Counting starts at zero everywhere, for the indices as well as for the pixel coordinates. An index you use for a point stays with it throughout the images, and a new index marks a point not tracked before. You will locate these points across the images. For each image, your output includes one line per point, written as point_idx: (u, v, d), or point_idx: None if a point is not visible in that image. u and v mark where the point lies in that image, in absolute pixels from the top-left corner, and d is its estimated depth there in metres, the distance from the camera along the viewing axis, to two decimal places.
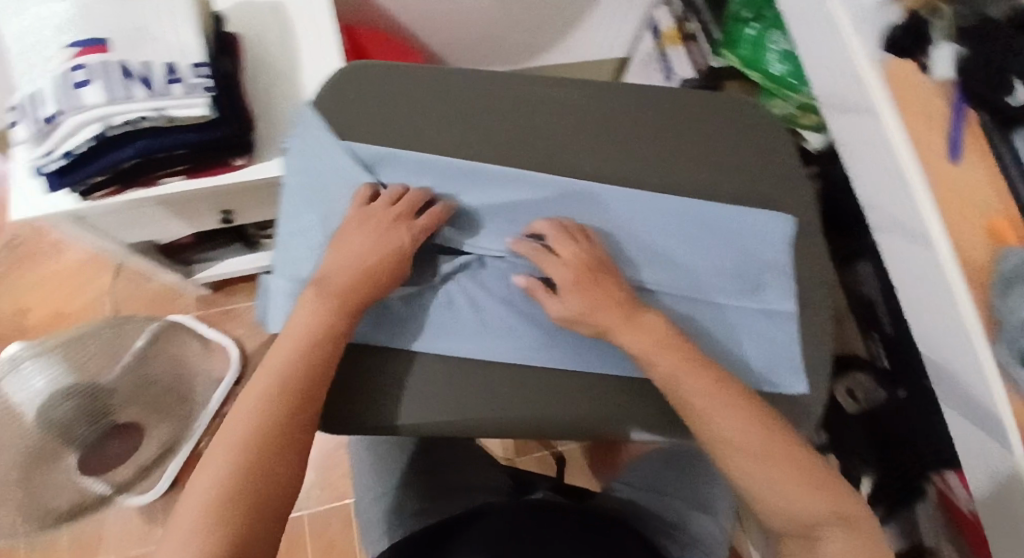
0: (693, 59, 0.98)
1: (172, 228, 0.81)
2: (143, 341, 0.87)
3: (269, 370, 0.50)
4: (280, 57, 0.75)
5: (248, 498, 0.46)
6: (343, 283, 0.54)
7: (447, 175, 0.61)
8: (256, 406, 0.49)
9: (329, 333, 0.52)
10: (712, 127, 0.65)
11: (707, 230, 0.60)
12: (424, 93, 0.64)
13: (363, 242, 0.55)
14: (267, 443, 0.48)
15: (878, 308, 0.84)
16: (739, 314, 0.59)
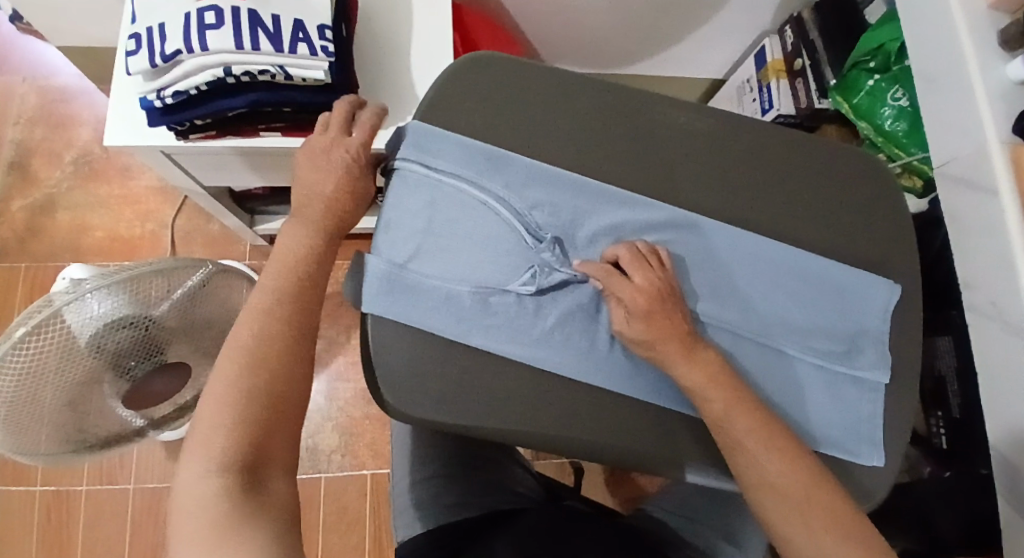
0: (796, 97, 0.95)
1: (252, 178, 0.81)
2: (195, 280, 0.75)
3: (265, 287, 0.51)
4: (391, 27, 0.74)
5: (258, 400, 0.47)
6: (317, 208, 0.54)
7: (566, 188, 0.59)
8: (251, 326, 0.49)
9: (312, 254, 0.53)
10: (832, 181, 0.63)
11: (816, 290, 0.60)
12: (548, 98, 0.61)
13: (321, 169, 0.55)
14: (269, 350, 0.49)
15: (949, 387, 0.81)
16: (830, 379, 0.58)
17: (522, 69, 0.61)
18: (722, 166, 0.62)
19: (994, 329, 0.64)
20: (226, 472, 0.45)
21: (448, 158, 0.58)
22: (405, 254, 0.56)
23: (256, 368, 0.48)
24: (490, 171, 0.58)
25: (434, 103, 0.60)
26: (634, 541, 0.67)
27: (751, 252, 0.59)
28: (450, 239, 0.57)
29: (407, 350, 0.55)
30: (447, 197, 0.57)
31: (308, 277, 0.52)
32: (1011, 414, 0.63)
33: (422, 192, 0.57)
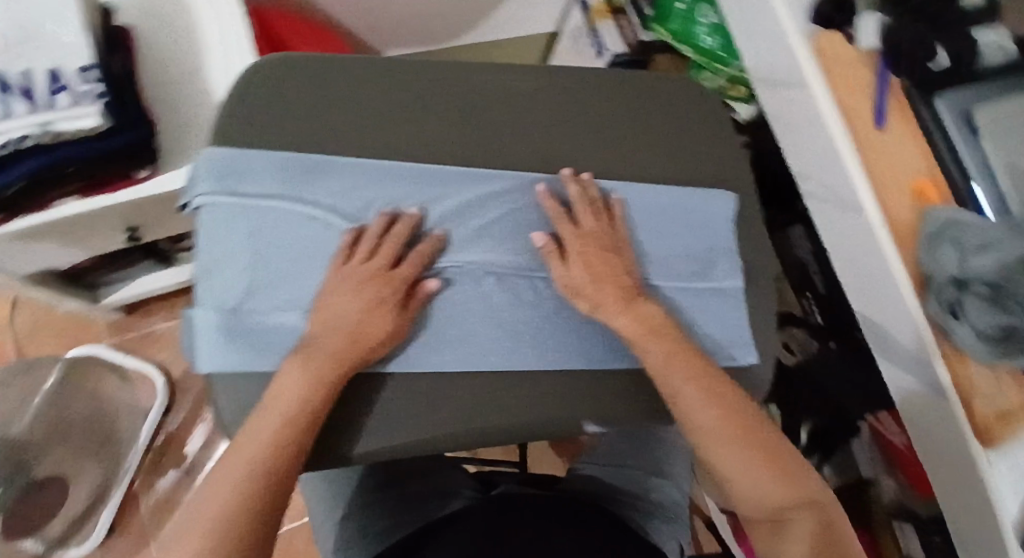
0: (625, 35, 0.95)
1: (76, 251, 0.74)
2: (53, 380, 0.84)
3: (260, 441, 0.49)
4: (188, 59, 0.70)
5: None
6: (328, 347, 0.52)
7: (392, 178, 0.58)
8: (232, 487, 0.48)
9: (307, 406, 0.50)
10: (651, 102, 0.64)
11: (657, 216, 0.61)
12: (348, 88, 0.59)
13: (348, 302, 0.53)
14: (249, 507, 0.47)
15: (811, 268, 0.88)
16: (689, 294, 0.61)
17: (316, 68, 0.59)
18: (546, 118, 0.62)
19: (833, 207, 0.69)
20: None
21: (260, 183, 0.56)
22: (238, 295, 0.54)
23: (231, 534, 0.46)
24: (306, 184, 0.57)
25: (229, 125, 0.57)
26: (570, 516, 0.67)
27: (587, 194, 0.60)
28: (282, 268, 0.55)
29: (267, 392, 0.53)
30: (269, 225, 0.55)
31: (302, 436, 0.50)
32: (861, 280, 0.69)
33: (240, 226, 0.55)
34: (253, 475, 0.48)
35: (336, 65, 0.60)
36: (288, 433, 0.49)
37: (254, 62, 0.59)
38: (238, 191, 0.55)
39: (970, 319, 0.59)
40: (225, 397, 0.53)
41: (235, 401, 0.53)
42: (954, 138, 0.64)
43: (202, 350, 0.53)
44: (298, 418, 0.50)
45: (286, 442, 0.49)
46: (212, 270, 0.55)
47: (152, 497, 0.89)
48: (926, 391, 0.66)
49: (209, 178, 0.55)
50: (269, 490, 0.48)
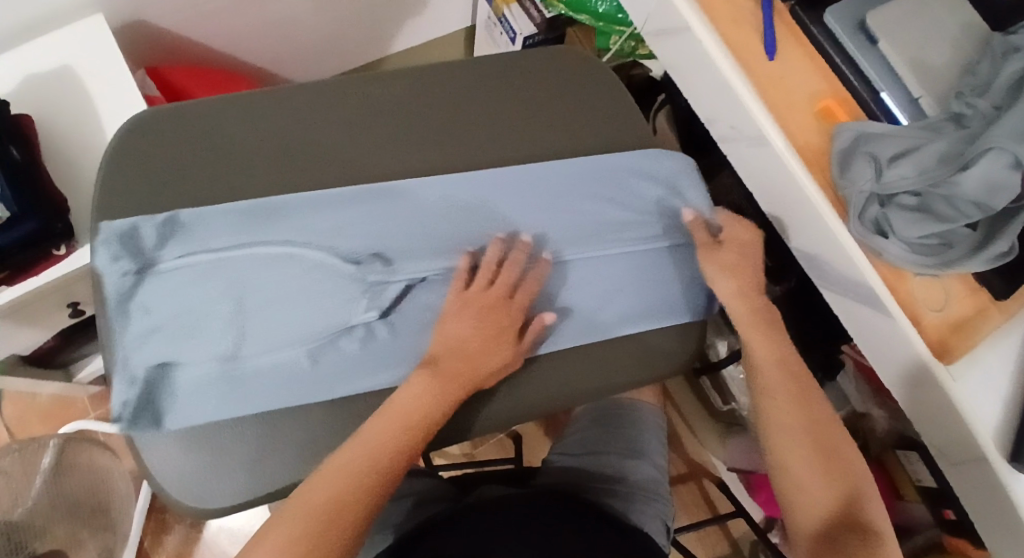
0: (530, 15, 0.93)
1: (29, 336, 0.77)
2: (49, 457, 0.81)
3: (385, 436, 0.53)
4: (80, 128, 0.71)
5: (342, 528, 0.49)
6: (455, 365, 0.57)
7: (347, 200, 0.60)
8: (362, 468, 0.52)
9: (427, 415, 0.55)
10: (523, 91, 0.68)
11: (611, 185, 0.66)
12: (222, 134, 0.61)
13: (469, 327, 0.58)
14: (369, 488, 0.51)
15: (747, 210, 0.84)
16: (649, 250, 0.65)
17: (180, 122, 0.61)
18: (425, 129, 0.65)
19: (743, 147, 0.66)
20: None
21: (222, 235, 0.58)
22: (231, 342, 0.56)
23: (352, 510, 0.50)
24: (276, 219, 0.59)
25: (106, 199, 0.59)
26: (543, 499, 0.67)
27: (470, 196, 0.63)
28: (262, 312, 0.57)
29: (187, 446, 0.56)
30: (242, 273, 0.57)
31: (417, 443, 0.54)
32: (786, 215, 0.66)
33: (213, 279, 0.57)
34: (366, 470, 0.52)
35: (197, 112, 0.62)
36: (406, 442, 0.54)
37: (123, 126, 0.61)
38: (203, 249, 0.57)
39: (898, 235, 0.58)
40: (155, 457, 0.56)
41: (159, 460, 0.56)
42: (852, 50, 0.62)
43: (192, 408, 0.56)
44: (418, 426, 0.54)
45: (408, 444, 0.54)
46: (190, 328, 0.57)
47: (164, 554, 0.95)
48: (874, 319, 0.62)
49: (174, 242, 0.57)
50: (376, 486, 0.52)
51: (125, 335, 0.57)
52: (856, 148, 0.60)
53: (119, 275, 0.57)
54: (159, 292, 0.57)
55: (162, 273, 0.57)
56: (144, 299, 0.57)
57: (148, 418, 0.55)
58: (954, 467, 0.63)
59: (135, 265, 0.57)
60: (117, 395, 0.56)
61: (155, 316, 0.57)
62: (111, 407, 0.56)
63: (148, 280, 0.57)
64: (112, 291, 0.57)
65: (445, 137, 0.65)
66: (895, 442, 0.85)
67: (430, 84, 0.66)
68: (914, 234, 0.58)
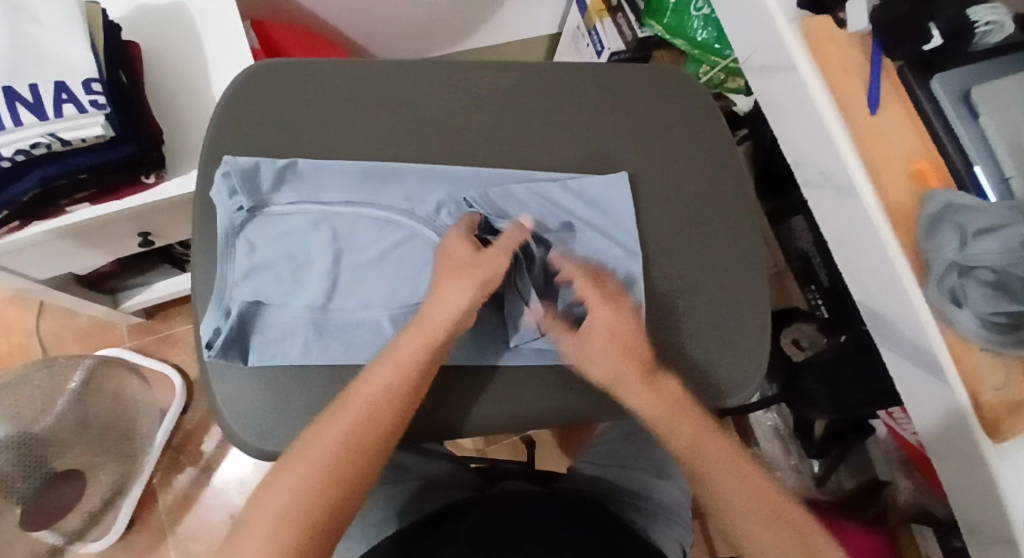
0: (623, 32, 0.93)
1: (92, 256, 0.77)
2: (77, 381, 0.81)
3: (380, 381, 0.50)
4: (185, 63, 0.72)
5: (342, 474, 0.47)
6: (440, 323, 0.53)
7: (456, 179, 0.62)
8: (359, 413, 0.49)
9: (424, 362, 0.52)
10: (626, 101, 0.69)
11: (710, 212, 0.67)
12: (340, 96, 0.64)
13: (462, 290, 0.54)
14: (370, 434, 0.49)
15: (814, 261, 0.87)
16: (733, 279, 0.66)
17: (297, 77, 0.64)
18: (523, 124, 0.66)
19: (830, 195, 0.68)
20: (285, 525, 0.44)
21: (337, 189, 0.59)
22: (325, 294, 0.58)
23: (351, 456, 0.48)
24: (386, 184, 0.60)
25: (218, 138, 0.62)
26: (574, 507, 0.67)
27: (563, 198, 0.64)
28: (359, 271, 0.58)
29: (256, 385, 0.57)
30: (348, 228, 0.59)
31: (410, 396, 0.51)
32: (861, 268, 0.67)
33: (319, 229, 0.59)
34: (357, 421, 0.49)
35: (315, 70, 0.64)
36: (407, 388, 0.51)
37: (248, 69, 0.64)
38: (315, 200, 0.59)
39: (971, 306, 0.59)
40: (217, 388, 0.57)
41: (226, 391, 0.57)
42: (952, 120, 0.63)
43: (272, 348, 0.56)
44: (410, 377, 0.51)
45: (410, 389, 0.51)
46: (286, 272, 0.58)
47: (171, 494, 0.95)
48: (930, 384, 0.63)
49: (290, 188, 0.59)
50: (372, 438, 0.49)
51: (226, 267, 0.58)
52: (943, 215, 0.61)
53: (232, 208, 0.58)
54: (267, 232, 0.58)
55: (272, 215, 0.59)
56: (250, 235, 0.58)
57: (235, 351, 0.56)
58: (982, 546, 0.63)
59: (248, 202, 0.58)
60: (209, 324, 0.56)
61: (258, 254, 0.58)
62: (199, 335, 0.56)
63: (258, 218, 0.59)
64: (222, 223, 0.58)
65: (542, 134, 0.66)
66: (914, 516, 0.86)
67: (534, 82, 0.68)
68: (987, 308, 0.58)
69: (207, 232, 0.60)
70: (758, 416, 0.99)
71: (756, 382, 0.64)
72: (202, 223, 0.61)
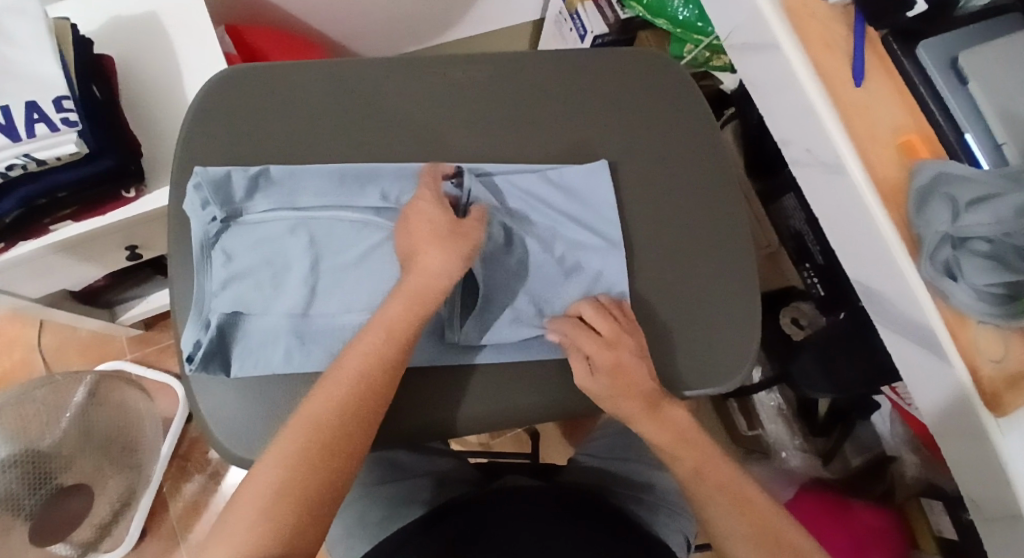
0: (605, 15, 0.92)
1: (84, 272, 0.78)
2: (81, 395, 0.81)
3: (366, 352, 0.51)
4: (159, 74, 0.72)
5: (337, 449, 0.48)
6: (420, 292, 0.53)
7: None
8: (350, 385, 0.50)
9: (410, 330, 0.52)
10: (603, 88, 0.68)
11: (693, 197, 0.66)
12: (311, 99, 0.63)
13: (438, 258, 0.53)
14: (361, 407, 0.49)
15: (807, 239, 0.86)
16: (719, 266, 0.65)
17: (265, 84, 0.63)
18: (499, 118, 0.65)
19: (817, 172, 0.66)
20: (286, 502, 0.45)
21: (312, 193, 0.59)
22: (304, 300, 0.58)
23: (345, 430, 0.48)
24: (362, 187, 0.60)
25: (192, 150, 0.62)
26: (572, 500, 0.67)
27: (542, 191, 0.64)
28: (337, 275, 0.58)
29: (241, 396, 0.57)
30: (325, 233, 0.59)
31: (395, 364, 0.51)
32: (851, 245, 0.66)
33: (295, 235, 0.58)
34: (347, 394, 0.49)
35: (286, 74, 0.64)
36: (394, 357, 0.51)
37: (218, 78, 0.64)
38: (290, 206, 0.59)
39: (967, 279, 0.58)
40: (203, 400, 0.57)
41: (211, 403, 0.57)
42: (941, 88, 0.61)
43: (254, 357, 0.57)
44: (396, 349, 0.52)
45: (396, 357, 0.51)
46: (264, 280, 0.58)
47: (180, 501, 0.96)
48: (927, 360, 0.62)
49: (264, 195, 0.59)
50: (364, 410, 0.49)
51: (203, 279, 0.58)
52: (934, 187, 0.59)
53: (206, 219, 0.58)
54: (241, 241, 0.58)
55: (247, 224, 0.59)
56: (225, 246, 0.58)
57: (217, 363, 0.56)
58: (988, 521, 0.62)
59: (222, 213, 0.58)
60: (189, 336, 0.57)
61: (235, 264, 0.58)
62: (181, 348, 0.57)
63: (233, 227, 0.59)
64: (197, 235, 0.58)
65: (520, 126, 0.66)
66: (923, 491, 0.85)
67: (509, 74, 0.67)
68: (982, 280, 0.57)
69: (185, 245, 0.61)
70: (762, 397, 0.99)
71: (745, 370, 0.63)
72: (179, 236, 0.61)
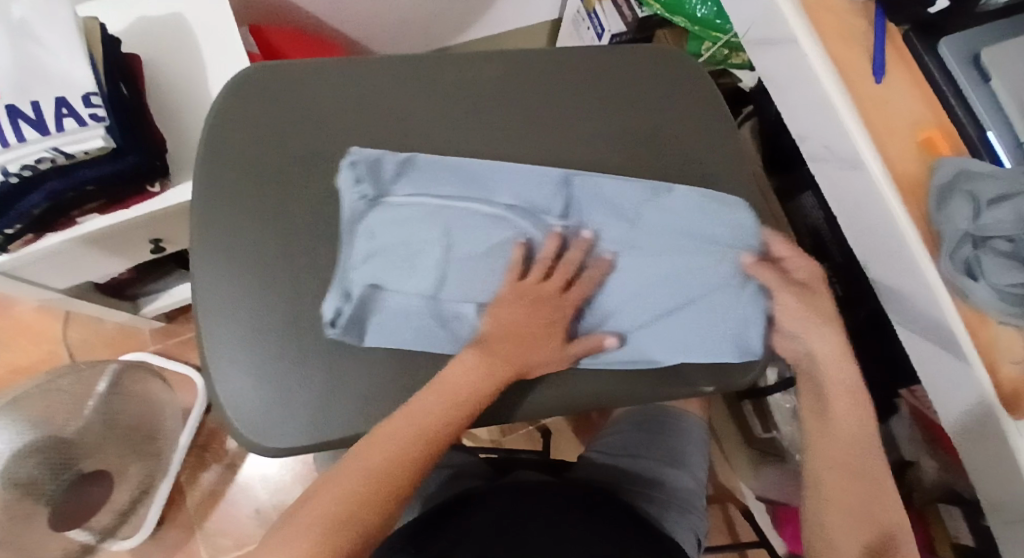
0: (623, 14, 0.94)
1: (108, 265, 0.79)
2: (106, 384, 0.81)
3: (483, 348, 0.56)
4: (181, 69, 0.74)
5: (428, 440, 0.52)
6: (519, 321, 0.57)
7: (493, 175, 0.62)
8: (467, 378, 0.55)
9: (523, 325, 0.57)
10: (618, 81, 0.68)
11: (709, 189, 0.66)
12: (327, 91, 0.64)
13: (512, 314, 0.57)
14: (464, 404, 0.54)
15: (825, 237, 0.84)
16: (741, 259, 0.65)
17: (281, 77, 0.65)
18: (514, 113, 0.66)
19: (834, 169, 0.66)
20: (376, 475, 0.50)
21: (449, 185, 0.61)
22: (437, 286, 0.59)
23: (444, 420, 0.53)
24: (502, 186, 0.61)
25: (213, 137, 0.63)
26: (581, 494, 0.67)
27: (659, 197, 0.62)
28: (467, 266, 0.60)
29: (258, 383, 0.58)
30: (460, 224, 0.60)
31: (462, 419, 0.54)
32: (868, 243, 0.66)
33: (434, 224, 0.60)
34: (418, 437, 0.52)
35: (316, 73, 0.65)
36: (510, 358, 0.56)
37: (237, 73, 0.65)
38: (432, 194, 0.60)
39: (987, 278, 0.56)
40: (218, 388, 0.58)
41: (229, 388, 0.58)
42: (963, 83, 0.61)
43: (386, 335, 0.58)
44: (462, 407, 0.54)
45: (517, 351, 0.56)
46: (400, 263, 0.59)
47: (198, 491, 0.98)
48: (945, 359, 0.61)
49: (408, 181, 0.61)
50: (467, 407, 0.54)
51: (347, 251, 0.59)
52: (955, 184, 0.59)
53: (355, 197, 0.60)
54: (386, 222, 0.60)
55: (391, 205, 0.60)
56: (371, 225, 0.59)
57: (355, 333, 0.57)
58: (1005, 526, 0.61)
59: (371, 191, 0.60)
60: (329, 303, 0.57)
61: (378, 243, 0.59)
62: (320, 314, 0.58)
63: (379, 207, 0.60)
64: (344, 210, 0.60)
65: (536, 117, 0.66)
66: (941, 496, 0.83)
67: (528, 70, 0.67)
68: (1004, 279, 0.56)
69: (203, 232, 0.61)
70: (777, 398, 0.94)
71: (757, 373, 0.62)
72: (199, 222, 0.61)
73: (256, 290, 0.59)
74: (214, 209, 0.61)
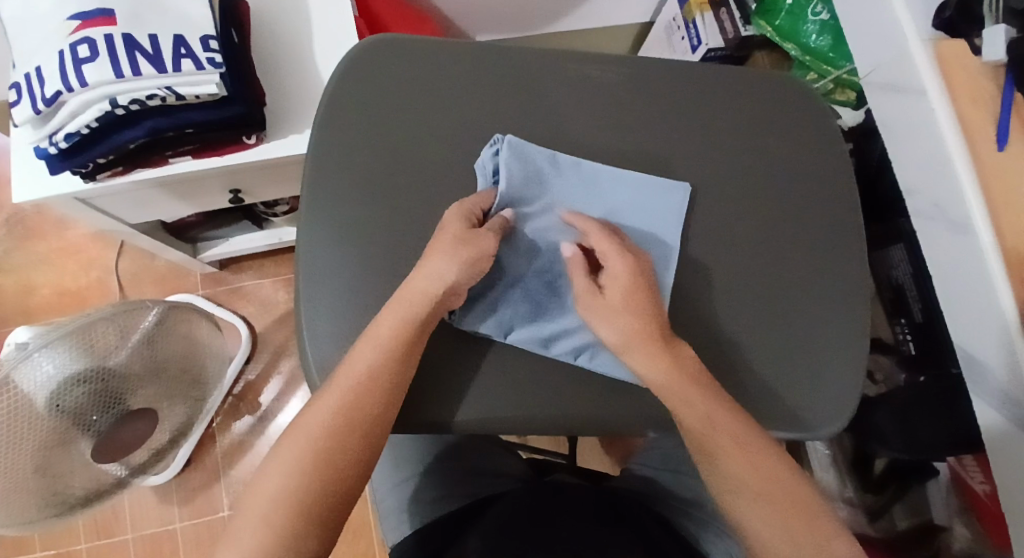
0: (723, 28, 0.91)
1: (183, 208, 0.79)
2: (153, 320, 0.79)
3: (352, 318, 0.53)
4: (289, 23, 0.72)
5: (366, 393, 0.51)
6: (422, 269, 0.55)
7: (602, 179, 0.62)
8: (395, 327, 0.52)
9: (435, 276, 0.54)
10: (734, 105, 0.66)
11: (816, 229, 0.64)
12: (451, 71, 0.64)
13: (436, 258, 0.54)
14: (401, 353, 0.52)
15: (909, 293, 0.85)
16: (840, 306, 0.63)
17: (407, 52, 0.64)
18: (627, 122, 0.65)
19: (943, 230, 0.65)
20: (324, 437, 0.49)
21: (590, 193, 0.62)
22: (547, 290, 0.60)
23: (384, 371, 0.51)
24: (602, 192, 0.62)
25: (332, 102, 0.62)
26: (617, 506, 0.66)
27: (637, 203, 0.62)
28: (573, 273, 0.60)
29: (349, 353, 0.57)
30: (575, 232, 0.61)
31: (400, 368, 0.52)
32: (963, 308, 0.65)
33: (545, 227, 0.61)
34: (360, 390, 0.51)
35: (441, 55, 0.64)
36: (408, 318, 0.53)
37: (363, 41, 0.64)
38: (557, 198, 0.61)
39: None
40: (310, 353, 0.57)
41: (321, 355, 0.57)
42: None
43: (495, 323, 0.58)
44: (395, 356, 0.52)
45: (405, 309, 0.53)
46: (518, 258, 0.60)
47: (227, 439, 0.99)
48: (1019, 439, 0.60)
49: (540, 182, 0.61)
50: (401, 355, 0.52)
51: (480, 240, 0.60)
52: None
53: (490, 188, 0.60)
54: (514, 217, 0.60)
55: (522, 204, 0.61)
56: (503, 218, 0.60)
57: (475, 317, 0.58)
58: None
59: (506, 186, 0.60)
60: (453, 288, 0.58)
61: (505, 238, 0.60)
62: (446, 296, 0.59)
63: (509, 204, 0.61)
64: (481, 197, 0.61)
65: (650, 129, 0.65)
66: None
67: (642, 81, 0.66)
68: None
69: (313, 194, 0.60)
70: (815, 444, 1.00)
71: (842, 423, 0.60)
72: (311, 186, 0.61)
73: (366, 260, 0.59)
74: (326, 174, 0.61)
